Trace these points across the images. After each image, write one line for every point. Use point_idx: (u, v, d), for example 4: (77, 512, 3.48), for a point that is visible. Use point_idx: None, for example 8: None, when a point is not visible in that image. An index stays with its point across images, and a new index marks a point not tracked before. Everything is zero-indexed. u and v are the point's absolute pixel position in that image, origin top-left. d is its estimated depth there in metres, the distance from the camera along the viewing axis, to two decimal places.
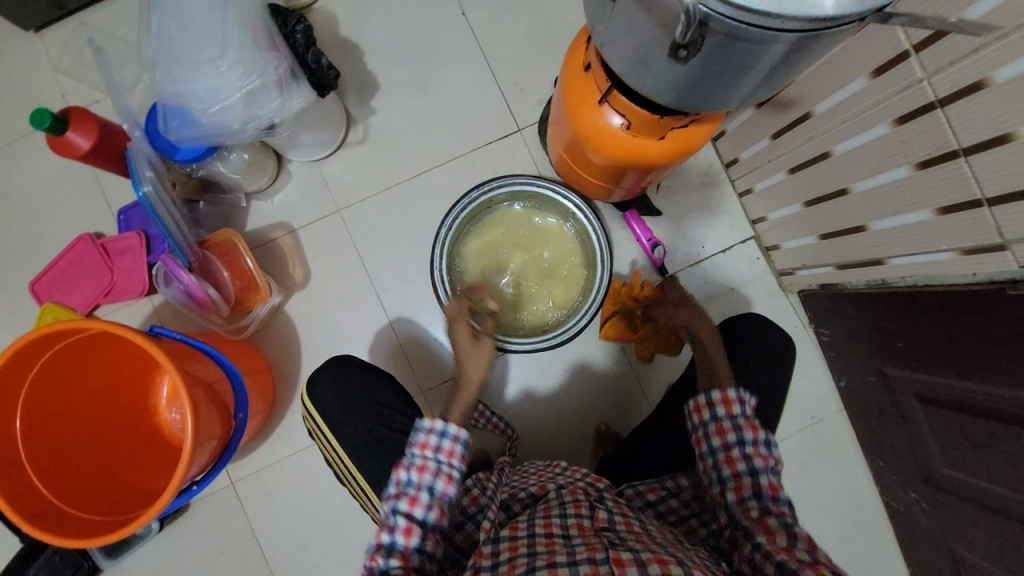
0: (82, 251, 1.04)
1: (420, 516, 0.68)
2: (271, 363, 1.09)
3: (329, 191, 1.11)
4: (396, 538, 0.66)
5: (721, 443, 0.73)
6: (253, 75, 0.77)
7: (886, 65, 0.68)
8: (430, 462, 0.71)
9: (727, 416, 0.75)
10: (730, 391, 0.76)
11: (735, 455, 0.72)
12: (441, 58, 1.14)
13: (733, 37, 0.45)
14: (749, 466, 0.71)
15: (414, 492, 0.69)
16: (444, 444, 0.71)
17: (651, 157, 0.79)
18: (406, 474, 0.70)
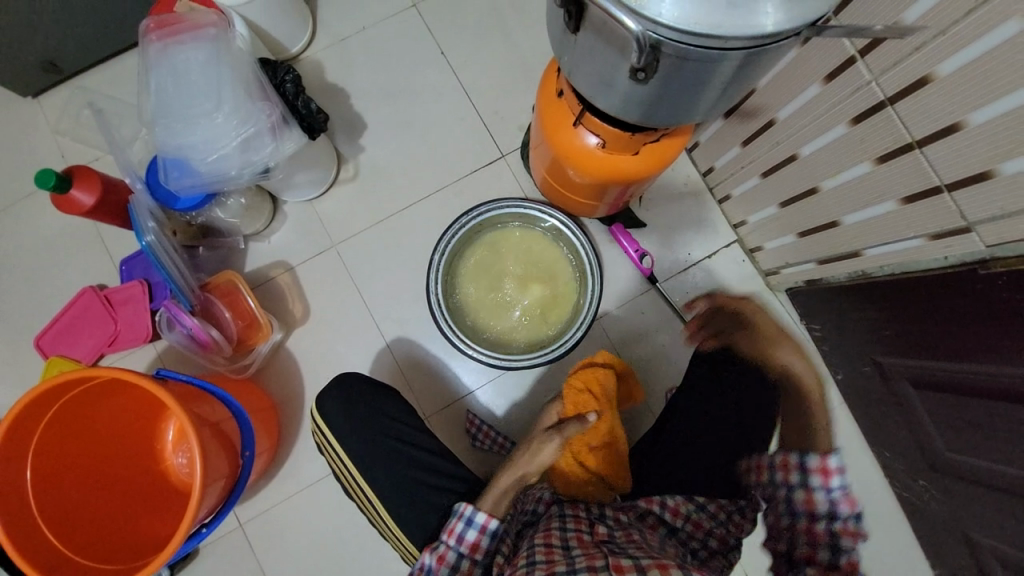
0: (85, 304, 1.06)
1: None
2: (275, 399, 1.10)
3: (325, 227, 1.15)
4: None
5: (806, 509, 0.69)
6: (248, 125, 0.82)
7: (835, 71, 0.73)
8: (452, 551, 0.71)
9: (821, 486, 0.69)
10: (833, 459, 0.68)
11: (819, 530, 0.68)
12: (424, 95, 1.20)
13: (684, 57, 0.50)
14: (832, 539, 0.67)
15: None
16: (467, 534, 0.72)
17: (628, 172, 0.83)
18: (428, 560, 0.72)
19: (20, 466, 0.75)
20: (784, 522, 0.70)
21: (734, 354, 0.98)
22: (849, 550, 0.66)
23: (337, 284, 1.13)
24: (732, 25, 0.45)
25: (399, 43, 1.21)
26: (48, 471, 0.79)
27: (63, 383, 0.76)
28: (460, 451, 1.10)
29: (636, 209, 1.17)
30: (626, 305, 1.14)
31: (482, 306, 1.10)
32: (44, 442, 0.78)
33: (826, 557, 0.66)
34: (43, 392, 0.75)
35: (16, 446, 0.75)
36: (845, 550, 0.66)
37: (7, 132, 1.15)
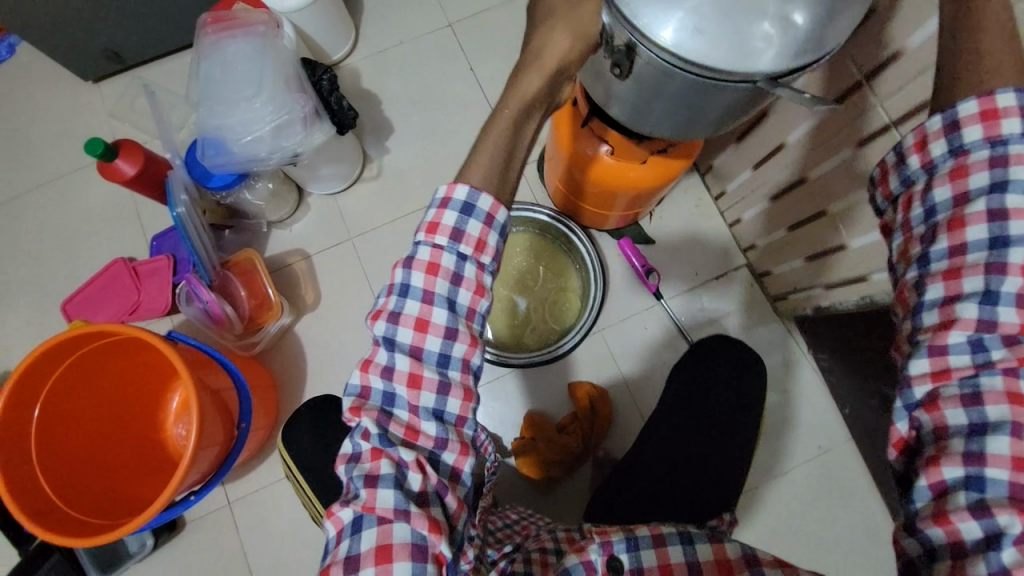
0: (111, 273, 1.13)
1: (439, 330, 0.52)
2: (278, 381, 1.13)
3: (344, 221, 1.20)
4: (397, 391, 0.52)
5: (951, 196, 0.48)
6: (283, 112, 0.89)
7: (841, 98, 0.76)
8: (447, 255, 0.53)
9: (980, 146, 0.47)
10: (995, 99, 0.46)
11: (963, 217, 0.47)
12: (450, 106, 1.27)
13: (665, 74, 0.56)
14: (992, 234, 0.46)
15: (421, 308, 0.52)
16: (468, 235, 0.53)
17: (635, 180, 0.86)
18: (395, 310, 0.53)
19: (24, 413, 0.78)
20: (918, 250, 0.50)
21: (724, 375, 0.97)
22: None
23: (350, 275, 1.17)
24: (691, 48, 0.52)
25: (430, 57, 1.30)
26: (47, 421, 0.81)
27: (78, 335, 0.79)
28: None
29: (646, 224, 1.18)
30: (630, 319, 1.14)
31: None
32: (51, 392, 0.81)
33: (981, 275, 0.46)
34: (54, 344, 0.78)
35: (32, 394, 0.79)
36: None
37: (67, 111, 1.26)
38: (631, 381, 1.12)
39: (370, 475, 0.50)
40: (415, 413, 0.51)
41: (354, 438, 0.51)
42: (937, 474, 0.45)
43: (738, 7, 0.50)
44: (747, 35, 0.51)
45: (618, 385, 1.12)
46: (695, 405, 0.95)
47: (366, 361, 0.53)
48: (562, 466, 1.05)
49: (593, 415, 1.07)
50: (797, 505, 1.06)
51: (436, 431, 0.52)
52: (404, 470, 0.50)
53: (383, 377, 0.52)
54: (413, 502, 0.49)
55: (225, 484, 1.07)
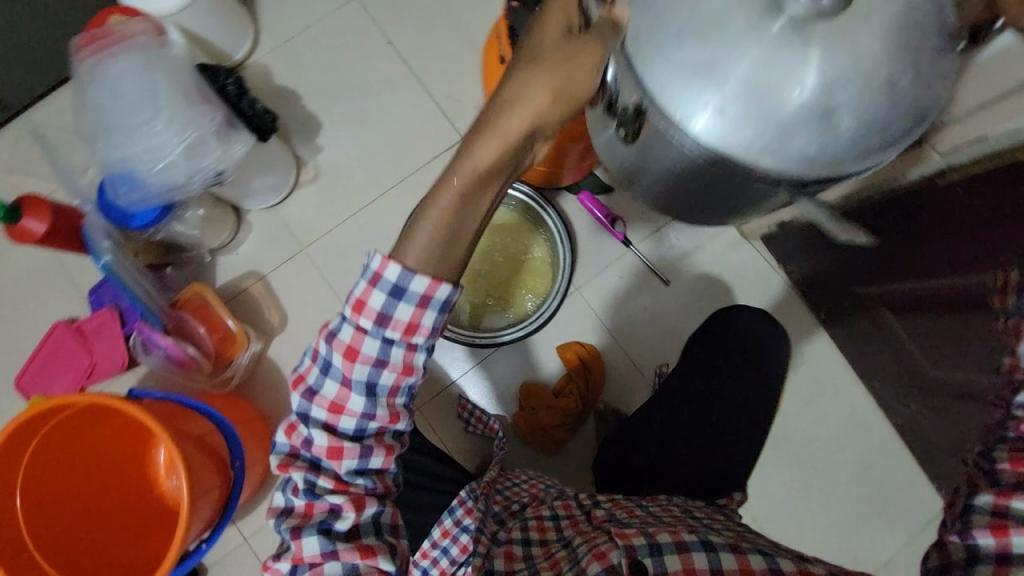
0: (56, 340, 1.07)
1: (355, 410, 0.50)
2: (266, 410, 1.09)
3: (291, 232, 1.14)
4: (319, 454, 0.51)
5: None
6: (191, 129, 0.81)
7: None
8: (372, 338, 0.49)
9: None
10: None
11: None
12: (375, 87, 1.19)
13: (679, 157, 0.54)
14: None
15: (341, 389, 0.50)
16: (391, 318, 0.48)
17: (580, 129, 0.84)
18: (317, 385, 0.51)
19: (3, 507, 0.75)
20: None
21: (749, 341, 0.98)
22: None
23: (311, 286, 1.12)
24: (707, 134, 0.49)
25: (341, 37, 1.20)
26: (33, 508, 0.78)
27: (39, 413, 0.75)
28: (455, 437, 1.10)
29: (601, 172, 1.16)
30: (604, 271, 1.14)
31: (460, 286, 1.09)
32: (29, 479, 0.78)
33: None
34: (17, 427, 0.74)
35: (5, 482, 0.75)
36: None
37: None
38: (616, 331, 1.13)
39: (299, 524, 0.51)
40: (336, 475, 0.51)
41: (283, 493, 0.53)
42: (1004, 531, 0.41)
43: (774, 114, 0.47)
44: (789, 134, 0.47)
45: (605, 337, 1.13)
46: (709, 368, 0.97)
47: (290, 426, 0.52)
48: (567, 428, 1.07)
49: (586, 374, 1.08)
50: (790, 412, 1.11)
51: (356, 484, 0.52)
52: (328, 517, 0.51)
53: (305, 446, 0.52)
54: (339, 539, 0.51)
55: (236, 523, 1.05)
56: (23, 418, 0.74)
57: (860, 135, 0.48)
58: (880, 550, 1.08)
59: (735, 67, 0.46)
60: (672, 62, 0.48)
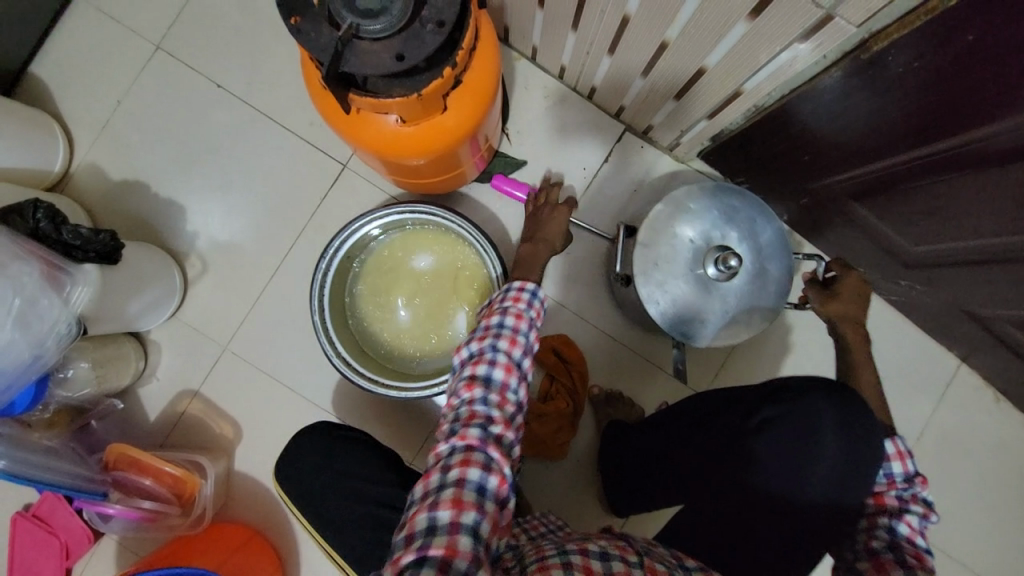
0: (18, 531, 0.97)
1: (521, 351, 0.59)
2: (259, 524, 1.01)
3: (206, 335, 1.02)
4: (495, 374, 0.57)
5: (893, 462, 0.65)
6: (10, 297, 0.68)
7: (818, 25, 0.58)
8: (525, 309, 0.62)
9: (896, 468, 0.65)
10: (901, 440, 0.66)
11: (889, 483, 0.65)
12: (226, 143, 1.02)
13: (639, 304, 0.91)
14: (900, 488, 0.64)
15: (511, 333, 0.59)
16: (537, 299, 0.63)
17: (446, 131, 0.70)
18: (499, 333, 0.60)
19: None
20: None
21: (823, 425, 0.65)
22: (913, 507, 0.62)
23: (252, 383, 1.02)
24: (651, 300, 0.85)
25: (166, 99, 1.02)
26: None
27: None
28: None
29: (509, 148, 1.05)
30: None
31: (400, 328, 0.96)
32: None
33: (898, 514, 0.62)
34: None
35: None
36: (914, 478, 0.64)
37: None
38: (581, 309, 1.05)
39: (466, 413, 0.56)
40: (503, 382, 0.57)
41: (454, 392, 0.58)
42: None
43: (680, 302, 0.85)
44: (681, 319, 0.85)
45: (573, 321, 1.05)
46: (763, 455, 0.66)
47: (476, 356, 0.59)
48: (566, 429, 1.00)
49: (568, 368, 1.01)
50: (784, 326, 1.04)
51: (513, 395, 0.58)
52: (491, 408, 0.56)
53: (483, 369, 0.57)
54: (494, 423, 0.55)
55: None
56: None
57: (717, 328, 0.86)
58: (906, 427, 1.05)
59: (670, 280, 0.85)
60: (642, 272, 0.85)
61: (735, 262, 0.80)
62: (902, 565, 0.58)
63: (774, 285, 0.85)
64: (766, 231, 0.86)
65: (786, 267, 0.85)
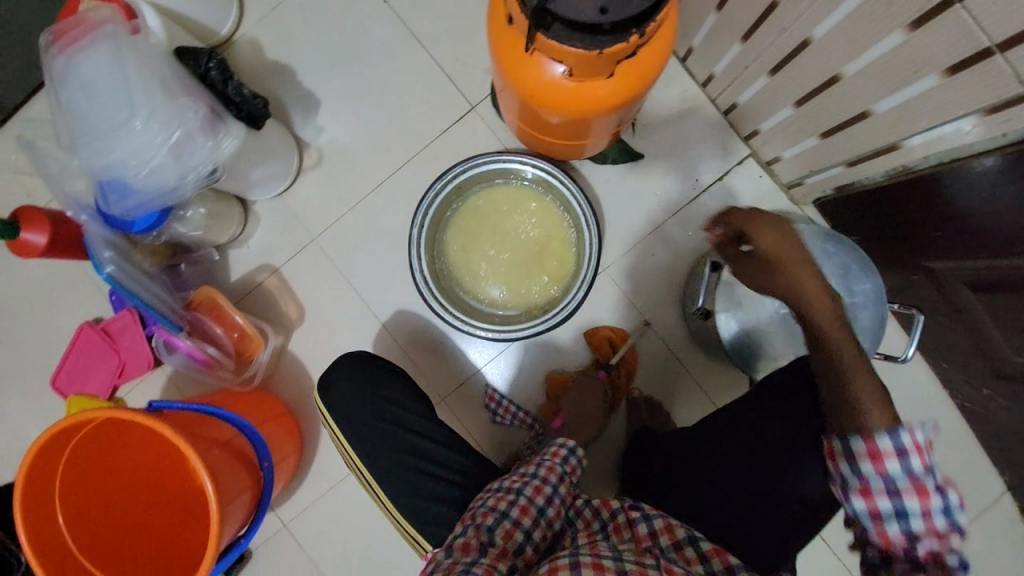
0: (85, 340, 1.08)
1: (545, 493, 0.68)
2: (291, 403, 1.08)
3: (301, 221, 1.08)
4: (510, 508, 0.66)
5: (874, 468, 0.61)
6: (173, 125, 0.73)
7: (1008, 99, 0.58)
8: (558, 464, 0.71)
9: (877, 475, 0.61)
10: (880, 440, 0.61)
11: (880, 500, 0.60)
12: (374, 54, 1.08)
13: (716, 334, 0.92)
14: (895, 501, 0.60)
15: (538, 479, 0.69)
16: (573, 459, 0.72)
17: (602, 98, 0.71)
18: (562, 475, 0.70)
19: (60, 548, 0.78)
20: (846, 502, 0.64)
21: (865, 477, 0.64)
22: (921, 518, 0.58)
23: (326, 278, 1.08)
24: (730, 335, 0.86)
25: None
26: (75, 519, 0.81)
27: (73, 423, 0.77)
28: (482, 425, 1.07)
29: (631, 138, 1.06)
30: (632, 249, 1.06)
31: (479, 271, 1.00)
32: (71, 514, 0.80)
33: (896, 514, 0.59)
34: (26, 484, 0.75)
35: (39, 490, 0.77)
36: (902, 480, 0.60)
37: None
38: (647, 312, 1.06)
39: (473, 530, 0.64)
40: (552, 518, 0.67)
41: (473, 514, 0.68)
42: None
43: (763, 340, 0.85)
44: (762, 357, 0.86)
45: (636, 320, 1.06)
46: None
47: (539, 484, 0.68)
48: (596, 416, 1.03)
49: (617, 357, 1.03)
50: None
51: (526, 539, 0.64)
52: (495, 534, 0.63)
53: (501, 500, 0.67)
54: (529, 545, 0.64)
55: (275, 510, 1.10)
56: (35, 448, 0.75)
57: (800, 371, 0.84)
58: None
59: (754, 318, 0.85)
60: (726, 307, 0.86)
61: None
62: None
63: (868, 333, 0.84)
64: (867, 284, 0.83)
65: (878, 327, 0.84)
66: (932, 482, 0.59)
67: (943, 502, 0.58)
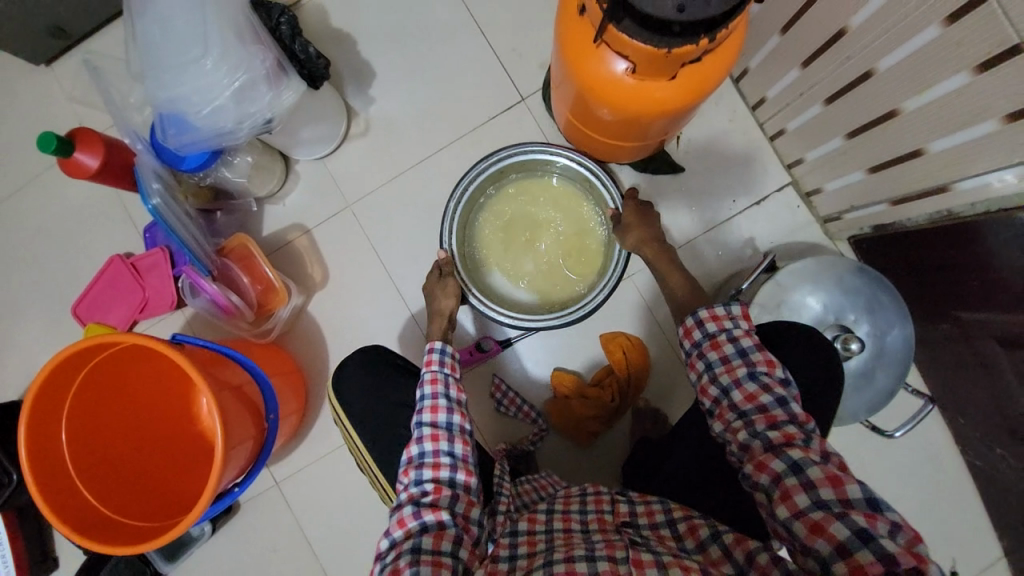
0: (113, 271, 1.10)
1: (443, 434, 0.68)
2: (302, 363, 1.09)
3: (338, 187, 1.10)
4: (425, 471, 0.66)
5: (689, 341, 0.72)
6: (240, 70, 0.75)
7: None
8: (440, 401, 0.70)
9: (693, 346, 0.71)
10: (686, 319, 0.72)
11: (704, 381, 0.69)
12: (434, 35, 1.10)
13: None
14: (708, 366, 0.69)
15: (432, 430, 0.68)
16: (445, 363, 0.73)
17: (660, 101, 0.72)
18: (445, 381, 0.72)
19: (59, 475, 0.77)
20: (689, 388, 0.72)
21: None
22: (731, 371, 0.67)
23: (353, 246, 1.10)
24: None
25: None
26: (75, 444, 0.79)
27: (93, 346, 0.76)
28: (484, 414, 1.07)
29: (673, 150, 1.06)
30: None
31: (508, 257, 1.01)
32: (74, 451, 0.79)
33: (715, 376, 0.68)
34: (30, 422, 0.74)
35: (50, 408, 0.77)
36: (710, 344, 0.69)
37: (36, 107, 1.18)
38: (666, 325, 1.06)
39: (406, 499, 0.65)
40: (461, 426, 0.69)
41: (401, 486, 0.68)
42: (793, 504, 0.56)
43: None
44: None
45: (653, 332, 1.06)
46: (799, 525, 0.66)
47: (434, 405, 0.70)
48: (600, 422, 1.02)
49: (629, 368, 1.02)
50: (847, 436, 1.01)
51: (453, 484, 0.66)
52: (423, 499, 0.64)
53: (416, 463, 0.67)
54: (462, 496, 0.65)
55: (269, 467, 1.10)
56: (40, 381, 0.74)
57: None
58: None
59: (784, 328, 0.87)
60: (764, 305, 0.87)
61: (854, 347, 0.80)
62: (773, 449, 0.59)
63: (873, 394, 0.84)
64: (894, 327, 0.83)
65: (897, 376, 0.83)
66: (731, 336, 0.69)
67: (743, 350, 0.67)
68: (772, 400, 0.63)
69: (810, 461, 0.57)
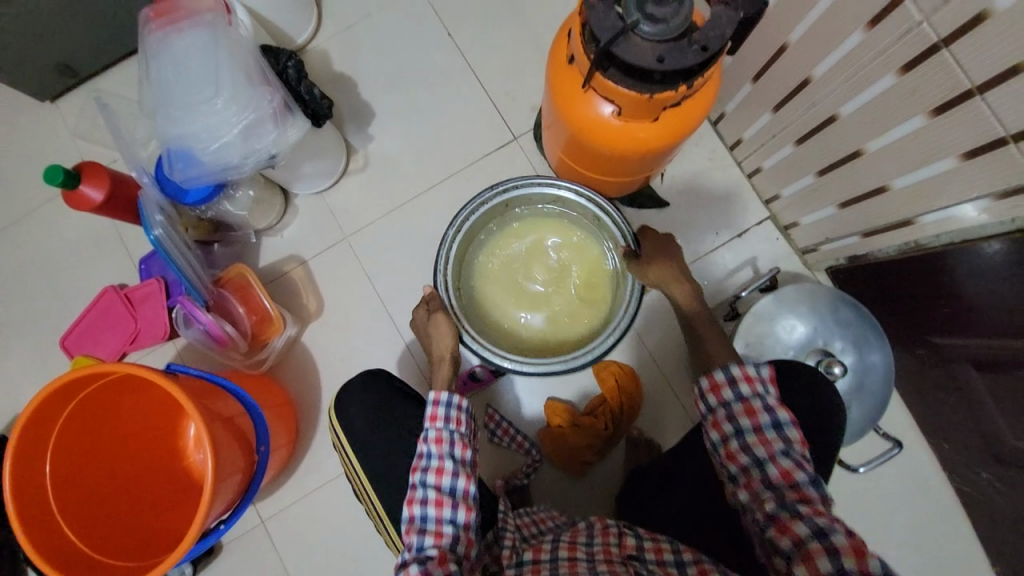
0: (105, 302, 1.09)
1: (448, 498, 0.68)
2: (294, 395, 1.08)
3: (335, 220, 1.13)
4: (425, 537, 0.65)
5: (716, 398, 0.70)
6: (248, 110, 0.79)
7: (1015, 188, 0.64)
8: (446, 463, 0.70)
9: (720, 404, 0.69)
10: (717, 374, 0.70)
11: (730, 444, 0.67)
12: (432, 79, 1.17)
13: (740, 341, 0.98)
14: (734, 427, 0.68)
15: (435, 492, 0.68)
16: (449, 415, 0.72)
17: (644, 140, 0.77)
18: (452, 440, 0.71)
19: (43, 508, 0.74)
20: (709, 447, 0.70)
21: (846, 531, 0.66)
22: (757, 437, 0.66)
23: (349, 277, 1.11)
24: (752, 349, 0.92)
25: (404, 26, 1.18)
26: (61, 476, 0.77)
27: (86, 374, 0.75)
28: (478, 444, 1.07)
29: (658, 186, 1.12)
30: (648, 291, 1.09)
31: (507, 288, 1.04)
32: (59, 484, 0.77)
33: (741, 438, 0.67)
34: (17, 455, 0.73)
35: (40, 438, 0.75)
36: (739, 405, 0.68)
37: (39, 142, 1.20)
38: (656, 354, 1.08)
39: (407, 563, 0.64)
40: (464, 489, 0.69)
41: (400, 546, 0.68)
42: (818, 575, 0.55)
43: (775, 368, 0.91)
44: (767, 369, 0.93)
45: (645, 361, 1.08)
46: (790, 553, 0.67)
47: (438, 467, 0.69)
48: (593, 450, 1.02)
49: (621, 395, 1.03)
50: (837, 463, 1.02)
51: (452, 548, 0.65)
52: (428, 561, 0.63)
53: (416, 527, 0.66)
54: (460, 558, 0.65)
55: (256, 504, 1.07)
56: (32, 411, 0.73)
57: None
58: None
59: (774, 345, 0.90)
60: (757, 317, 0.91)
61: (837, 370, 0.83)
62: (801, 518, 0.59)
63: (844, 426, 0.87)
64: (874, 354, 0.87)
65: (874, 405, 0.86)
66: (760, 403, 0.68)
67: (771, 417, 0.67)
68: (800, 475, 0.62)
69: (838, 531, 0.56)
